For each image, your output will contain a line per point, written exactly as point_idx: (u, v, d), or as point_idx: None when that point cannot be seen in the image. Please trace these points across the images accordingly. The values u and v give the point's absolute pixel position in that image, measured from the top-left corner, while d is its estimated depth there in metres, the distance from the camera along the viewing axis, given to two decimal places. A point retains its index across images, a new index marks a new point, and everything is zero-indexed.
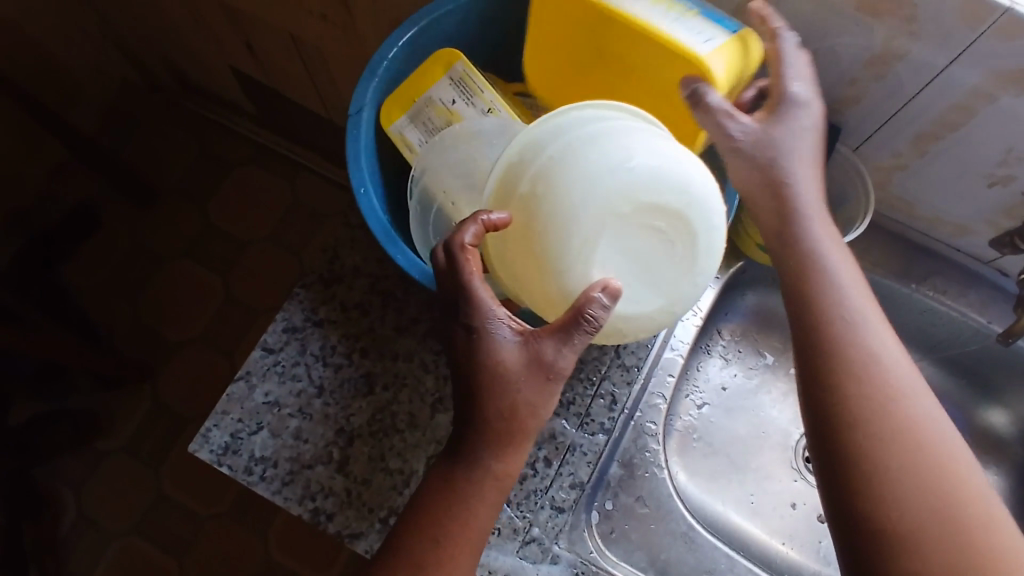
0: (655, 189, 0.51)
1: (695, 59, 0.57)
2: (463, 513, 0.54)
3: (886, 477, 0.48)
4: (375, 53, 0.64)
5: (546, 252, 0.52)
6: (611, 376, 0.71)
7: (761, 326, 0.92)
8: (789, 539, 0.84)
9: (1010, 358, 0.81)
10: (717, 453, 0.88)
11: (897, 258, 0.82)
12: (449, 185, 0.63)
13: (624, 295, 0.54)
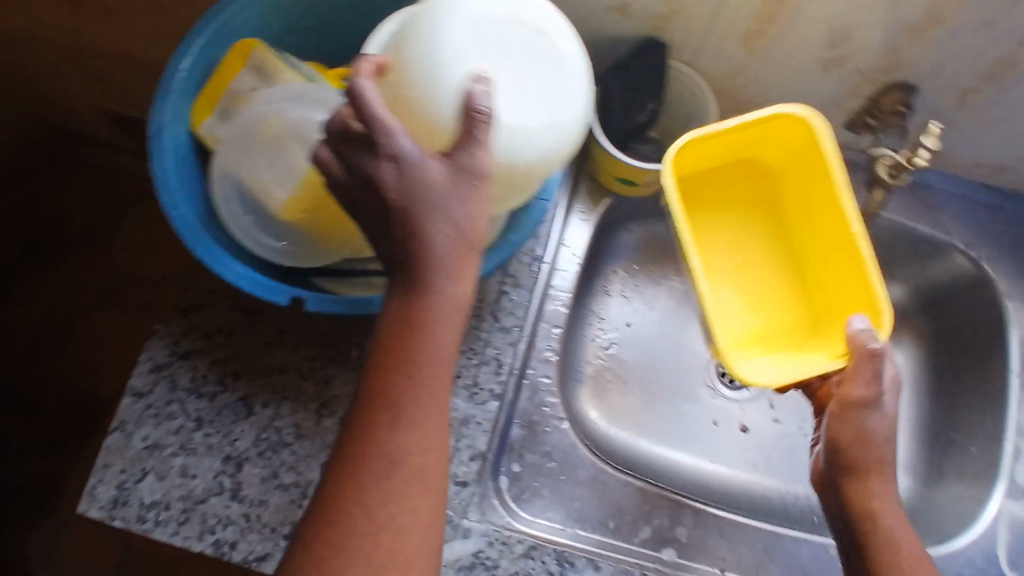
0: (524, 19, 0.51)
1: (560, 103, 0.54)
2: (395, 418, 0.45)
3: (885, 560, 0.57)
4: (173, 56, 0.61)
5: (431, 89, 0.49)
6: (492, 342, 0.70)
7: (653, 254, 0.91)
8: (715, 460, 0.86)
9: (891, 234, 0.81)
10: (633, 389, 0.88)
11: None
12: (257, 170, 0.60)
13: (525, 115, 0.50)
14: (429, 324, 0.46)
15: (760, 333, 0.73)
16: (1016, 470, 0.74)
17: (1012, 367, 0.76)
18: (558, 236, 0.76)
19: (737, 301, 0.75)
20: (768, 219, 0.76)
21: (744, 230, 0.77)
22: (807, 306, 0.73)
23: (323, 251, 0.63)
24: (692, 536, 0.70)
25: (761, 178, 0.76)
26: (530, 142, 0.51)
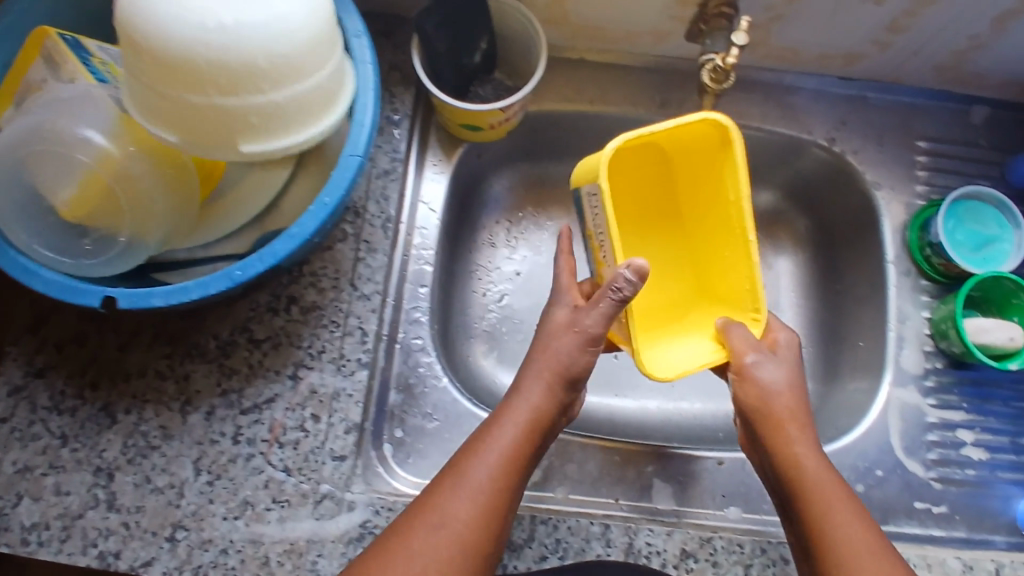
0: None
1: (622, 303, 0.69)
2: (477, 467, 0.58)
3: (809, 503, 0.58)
4: None
5: (157, 43, 0.48)
6: (354, 311, 0.68)
7: (533, 198, 0.88)
8: (620, 397, 0.82)
9: (755, 141, 0.80)
10: (530, 337, 0.84)
11: (619, 85, 0.78)
12: (36, 166, 0.56)
13: (253, 73, 0.49)
14: (487, 458, 0.59)
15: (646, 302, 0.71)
16: (902, 357, 0.72)
17: (887, 254, 0.75)
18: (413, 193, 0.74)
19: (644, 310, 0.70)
20: (668, 229, 0.73)
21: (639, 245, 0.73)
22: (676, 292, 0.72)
23: (120, 253, 0.59)
24: (583, 473, 0.69)
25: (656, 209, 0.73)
26: (261, 103, 0.51)
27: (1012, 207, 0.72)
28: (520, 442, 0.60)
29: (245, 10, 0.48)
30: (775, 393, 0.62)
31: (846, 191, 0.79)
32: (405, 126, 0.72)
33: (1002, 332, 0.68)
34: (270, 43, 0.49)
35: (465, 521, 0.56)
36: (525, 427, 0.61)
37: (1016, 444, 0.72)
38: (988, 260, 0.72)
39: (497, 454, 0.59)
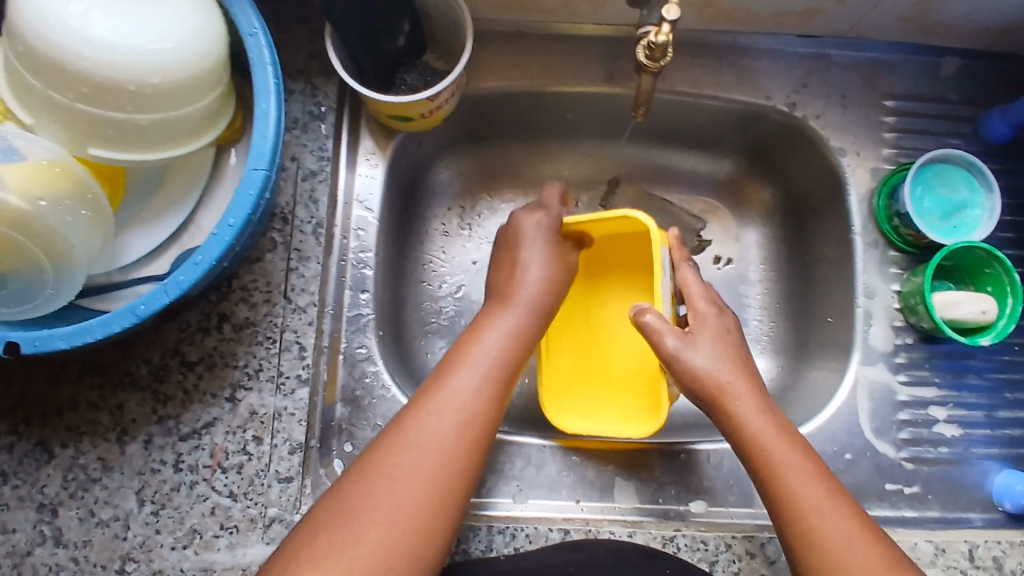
0: (156, 26, 0.50)
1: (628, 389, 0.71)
2: (428, 421, 0.54)
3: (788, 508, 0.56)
4: None
5: (60, 70, 0.49)
6: (290, 325, 0.65)
7: (486, 182, 0.84)
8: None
9: (711, 110, 0.75)
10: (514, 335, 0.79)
11: (562, 58, 0.73)
12: None
13: (156, 102, 0.52)
14: (452, 400, 0.55)
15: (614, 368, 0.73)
16: (870, 334, 0.69)
17: (852, 225, 0.71)
18: (346, 194, 0.70)
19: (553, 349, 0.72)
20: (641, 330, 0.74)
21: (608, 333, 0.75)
22: (624, 364, 0.73)
23: (34, 298, 0.54)
24: (542, 475, 0.66)
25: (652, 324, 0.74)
26: (165, 123, 0.54)
27: (984, 170, 0.67)
28: (494, 368, 0.58)
29: (148, 49, 0.50)
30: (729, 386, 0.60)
31: (816, 156, 0.74)
32: (330, 121, 0.68)
33: (970, 306, 0.65)
34: (142, 74, 0.50)
35: (467, 408, 0.55)
36: (497, 357, 0.59)
37: (990, 417, 0.69)
38: (958, 229, 0.68)
39: (480, 366, 0.57)
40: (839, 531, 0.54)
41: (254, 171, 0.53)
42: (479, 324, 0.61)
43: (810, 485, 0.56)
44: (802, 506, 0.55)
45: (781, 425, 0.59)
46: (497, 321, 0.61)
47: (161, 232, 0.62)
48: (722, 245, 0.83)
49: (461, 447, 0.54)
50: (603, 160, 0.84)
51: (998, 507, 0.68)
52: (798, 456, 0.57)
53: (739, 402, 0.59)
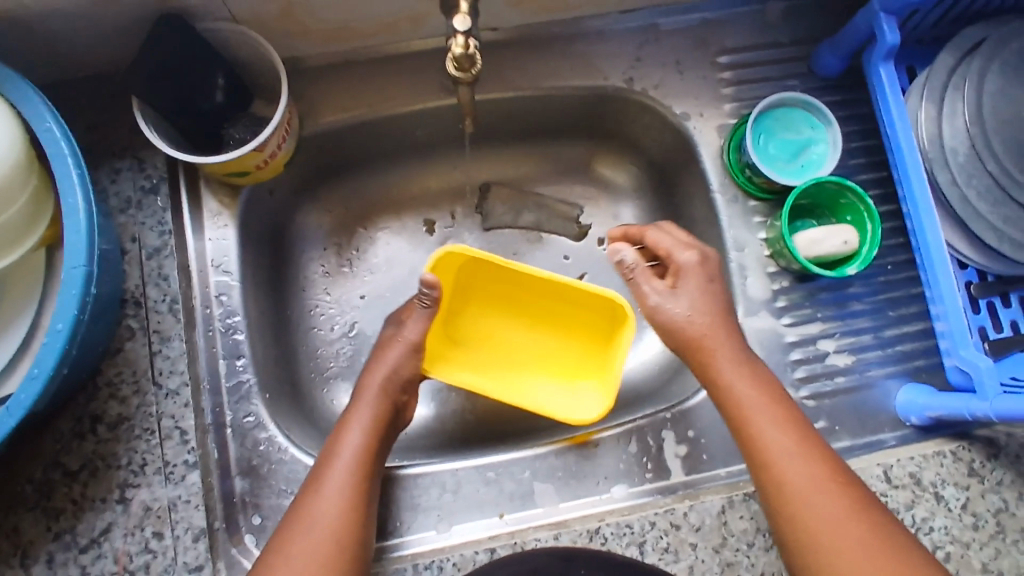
0: None
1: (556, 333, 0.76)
2: (304, 544, 0.53)
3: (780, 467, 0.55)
4: None
5: None
6: (166, 411, 0.62)
7: (356, 214, 0.82)
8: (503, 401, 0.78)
9: (555, 99, 0.75)
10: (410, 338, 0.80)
11: (398, 78, 0.72)
12: None
13: None
14: (324, 514, 0.54)
15: (507, 343, 0.76)
16: (748, 286, 0.70)
17: (711, 184, 0.73)
18: (199, 261, 0.66)
19: (527, 387, 0.70)
20: (523, 316, 0.76)
21: (505, 340, 0.76)
22: (510, 335, 0.76)
23: None
24: (460, 499, 0.65)
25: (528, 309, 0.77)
26: None
27: (818, 106, 0.69)
28: (371, 437, 0.59)
29: None
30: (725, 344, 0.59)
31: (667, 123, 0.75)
32: (165, 192, 0.65)
33: (830, 241, 0.67)
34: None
35: (338, 513, 0.54)
36: (376, 424, 0.60)
37: (880, 338, 0.72)
38: (807, 168, 0.69)
39: (360, 438, 0.58)
40: (807, 483, 0.54)
41: (76, 270, 0.51)
42: (361, 392, 0.61)
43: (795, 443, 0.56)
44: (775, 459, 0.55)
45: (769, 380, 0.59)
46: (360, 412, 0.60)
47: (7, 346, 0.59)
48: (603, 226, 0.84)
49: (339, 557, 0.53)
50: (468, 168, 0.84)
51: (906, 422, 0.70)
52: (771, 408, 0.57)
53: (734, 361, 0.59)
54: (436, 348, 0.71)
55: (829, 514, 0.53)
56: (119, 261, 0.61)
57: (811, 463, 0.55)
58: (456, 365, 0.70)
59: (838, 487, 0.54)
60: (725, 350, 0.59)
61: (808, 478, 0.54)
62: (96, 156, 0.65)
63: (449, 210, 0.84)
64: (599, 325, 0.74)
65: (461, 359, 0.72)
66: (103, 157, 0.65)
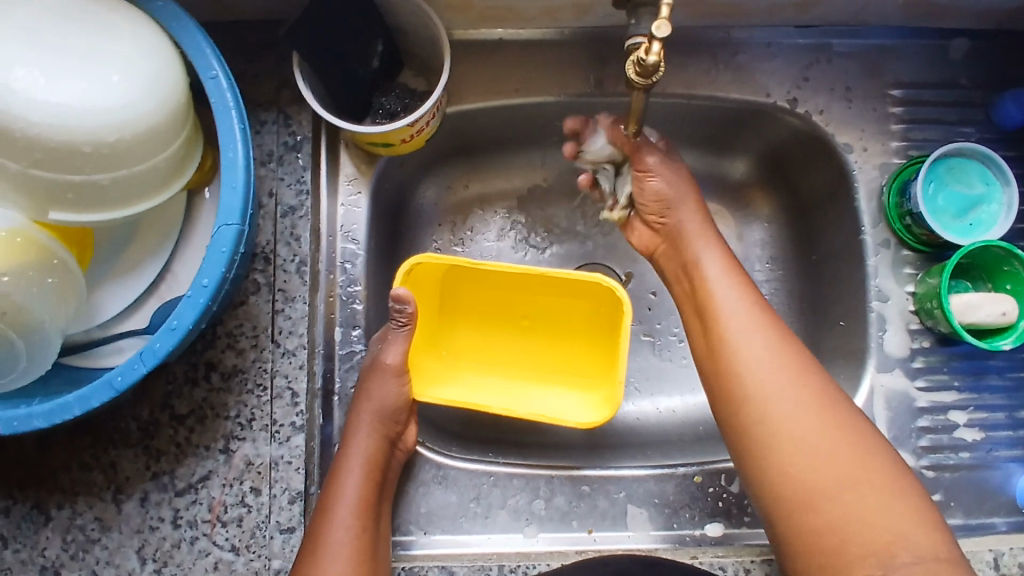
0: (112, 84, 0.46)
1: (552, 340, 0.75)
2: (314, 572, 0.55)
3: (782, 451, 0.52)
4: None
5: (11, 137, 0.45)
6: (280, 370, 0.62)
7: (475, 194, 0.80)
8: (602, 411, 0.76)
9: (705, 110, 0.72)
10: None
11: (547, 67, 0.69)
12: None
13: (117, 161, 0.49)
14: (334, 540, 0.56)
15: (495, 354, 0.75)
16: (884, 339, 0.66)
17: (863, 224, 0.68)
18: (329, 226, 0.65)
19: (521, 400, 0.69)
20: (517, 322, 0.75)
21: (496, 345, 0.75)
22: (499, 346, 0.75)
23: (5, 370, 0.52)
24: (550, 507, 0.64)
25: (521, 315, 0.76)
26: (130, 179, 0.51)
27: (998, 162, 0.64)
28: (366, 480, 0.59)
29: (104, 108, 0.46)
30: (759, 342, 0.55)
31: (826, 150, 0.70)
32: (306, 151, 0.64)
33: (989, 310, 0.62)
34: (99, 132, 0.46)
35: (349, 540, 0.56)
36: (369, 466, 0.60)
37: (1012, 418, 0.67)
38: (974, 227, 0.64)
39: (351, 476, 0.59)
40: (845, 468, 0.50)
41: (227, 226, 0.50)
42: (356, 422, 0.61)
43: (797, 422, 0.52)
44: (804, 446, 0.51)
45: (803, 380, 0.54)
46: (360, 436, 0.61)
47: (139, 284, 0.59)
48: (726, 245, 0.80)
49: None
50: None
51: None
52: (818, 421, 0.52)
53: (766, 374, 0.54)
54: (421, 361, 0.71)
55: (889, 521, 0.48)
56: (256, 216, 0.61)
57: (810, 453, 0.51)
58: (432, 380, 0.70)
59: (860, 493, 0.49)
60: (760, 363, 0.55)
61: (827, 485, 0.50)
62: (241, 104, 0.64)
63: (568, 204, 0.81)
64: (604, 330, 0.73)
65: (437, 375, 0.72)
66: (249, 107, 0.64)
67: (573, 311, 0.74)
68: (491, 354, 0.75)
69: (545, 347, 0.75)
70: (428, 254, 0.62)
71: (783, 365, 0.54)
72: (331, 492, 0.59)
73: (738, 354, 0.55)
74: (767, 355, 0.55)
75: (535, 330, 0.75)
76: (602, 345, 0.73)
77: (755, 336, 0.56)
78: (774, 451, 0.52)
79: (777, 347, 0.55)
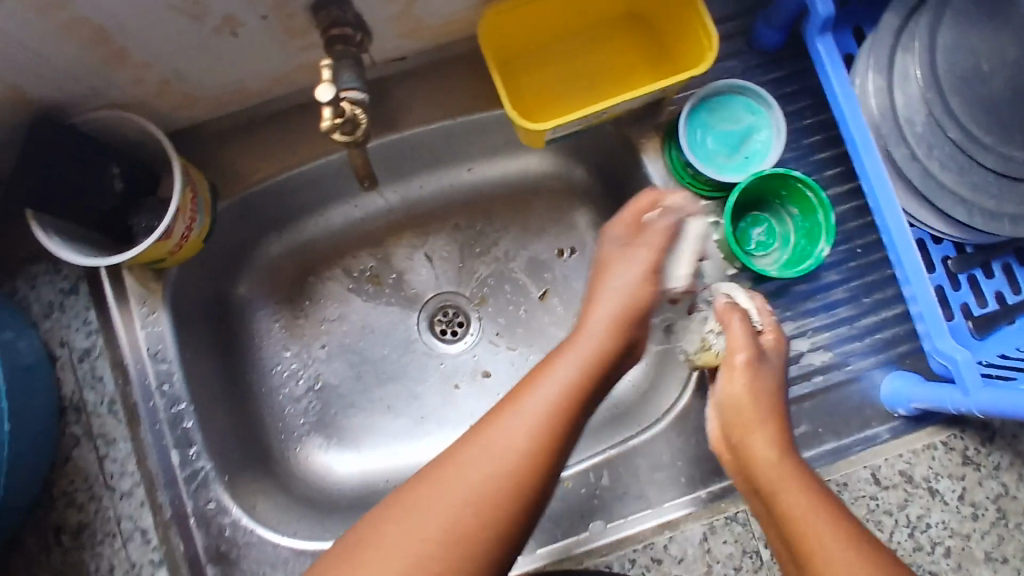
0: None
1: (635, 74, 0.67)
2: (448, 466, 0.49)
3: (787, 512, 0.50)
4: None
5: None
6: (123, 513, 0.61)
7: (302, 265, 0.79)
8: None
9: (480, 123, 0.72)
10: (369, 382, 0.79)
11: (313, 128, 0.69)
12: None
13: None
14: (545, 397, 0.52)
15: (596, 95, 0.67)
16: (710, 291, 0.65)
17: (656, 190, 0.68)
18: (134, 354, 0.64)
19: (627, 99, 0.62)
20: (586, 73, 0.67)
21: (582, 94, 0.67)
22: (587, 89, 0.67)
23: None
24: None
25: (587, 71, 0.67)
26: None
27: (755, 91, 0.63)
28: (606, 352, 0.55)
29: None
30: (763, 401, 0.56)
31: (614, 116, 0.66)
32: (84, 291, 0.63)
33: (658, 221, 0.62)
34: None
35: (561, 394, 0.52)
36: (615, 322, 0.58)
37: (856, 329, 0.67)
38: (750, 159, 0.64)
39: (557, 388, 0.52)
40: (826, 531, 0.48)
41: None
42: (592, 297, 0.59)
43: (803, 492, 0.51)
44: (804, 540, 0.49)
45: (791, 447, 0.55)
46: (607, 288, 0.60)
47: None
48: (564, 236, 0.81)
49: (529, 462, 0.49)
50: (412, 200, 0.81)
51: (894, 413, 0.66)
52: (809, 487, 0.52)
53: (773, 451, 0.54)
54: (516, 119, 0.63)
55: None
56: (48, 372, 0.60)
57: (810, 508, 0.50)
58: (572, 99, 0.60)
59: (842, 543, 0.48)
60: (766, 427, 0.55)
61: (813, 532, 0.48)
62: (9, 266, 0.63)
63: (397, 246, 0.82)
64: (648, 50, 0.67)
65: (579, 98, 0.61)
66: (18, 266, 0.63)
67: (604, 55, 0.68)
68: (604, 99, 0.66)
69: (633, 76, 0.67)
70: (493, 8, 0.60)
71: (806, 488, 0.51)
72: (433, 474, 0.49)
73: (758, 462, 0.54)
74: (777, 456, 0.54)
75: (612, 71, 0.67)
76: (655, 78, 0.67)
77: (772, 447, 0.54)
78: (777, 504, 0.51)
79: (802, 475, 0.52)
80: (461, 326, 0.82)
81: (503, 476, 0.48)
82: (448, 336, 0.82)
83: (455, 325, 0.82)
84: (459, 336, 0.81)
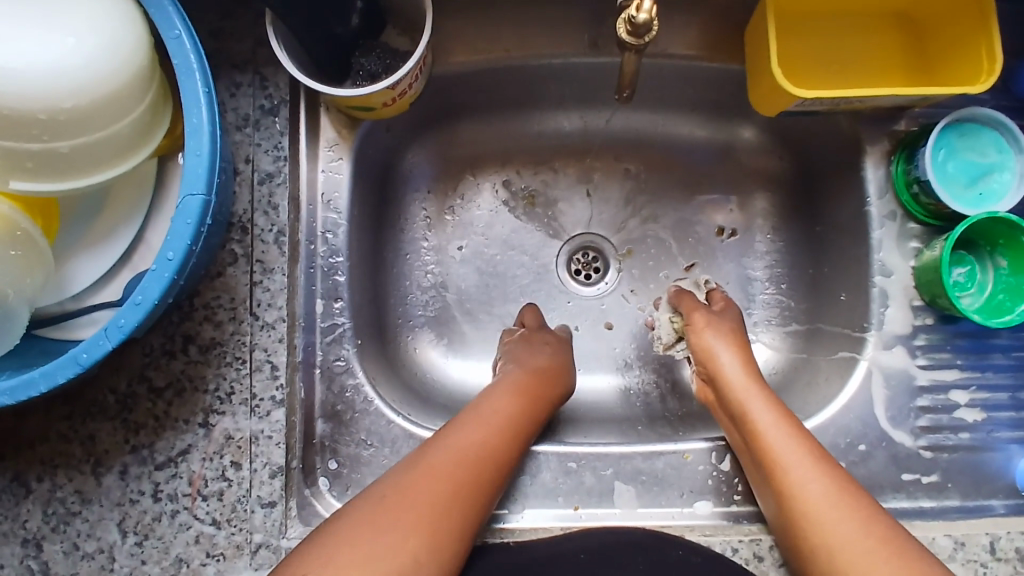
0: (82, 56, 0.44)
1: (892, 68, 0.64)
2: (419, 474, 0.52)
3: (828, 537, 0.52)
4: None
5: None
6: (260, 343, 0.60)
7: (466, 161, 0.77)
8: (588, 385, 0.75)
9: (707, 73, 0.69)
10: (495, 296, 0.77)
11: (545, 25, 0.66)
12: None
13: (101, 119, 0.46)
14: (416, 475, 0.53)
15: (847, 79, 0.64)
16: (886, 316, 0.65)
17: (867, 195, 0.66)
18: (309, 195, 0.64)
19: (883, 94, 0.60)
20: (842, 54, 0.64)
21: (832, 74, 0.64)
22: (839, 70, 0.64)
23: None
24: (535, 484, 0.63)
25: (844, 51, 0.64)
26: (100, 145, 0.48)
27: (1013, 129, 0.61)
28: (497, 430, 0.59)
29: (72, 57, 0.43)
30: (782, 442, 0.57)
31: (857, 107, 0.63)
32: (284, 115, 0.61)
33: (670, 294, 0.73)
34: (57, 96, 0.44)
35: (445, 467, 0.53)
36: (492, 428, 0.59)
37: (1021, 399, 0.64)
38: (984, 197, 0.62)
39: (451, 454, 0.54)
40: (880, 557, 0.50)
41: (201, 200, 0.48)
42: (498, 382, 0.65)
43: (843, 514, 0.53)
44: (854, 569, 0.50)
45: (827, 465, 0.56)
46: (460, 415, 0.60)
47: (110, 258, 0.56)
48: (730, 215, 0.78)
49: (460, 496, 0.52)
50: (594, 131, 0.78)
51: (1021, 493, 0.63)
52: (849, 508, 0.53)
53: (806, 471, 0.56)
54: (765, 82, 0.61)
55: None
56: (232, 181, 0.58)
57: (853, 538, 0.52)
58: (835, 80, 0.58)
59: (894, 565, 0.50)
60: (794, 456, 0.57)
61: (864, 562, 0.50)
62: (217, 64, 0.61)
63: (561, 172, 0.79)
64: (915, 47, 0.64)
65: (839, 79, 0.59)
66: (224, 68, 0.60)
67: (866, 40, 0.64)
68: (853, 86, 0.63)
69: (889, 70, 0.64)
70: None
71: (851, 514, 0.53)
72: (387, 493, 0.51)
73: (783, 470, 0.56)
74: (811, 475, 0.55)
75: (869, 59, 0.64)
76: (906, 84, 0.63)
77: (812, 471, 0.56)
78: (818, 529, 0.53)
79: (843, 496, 0.54)
80: (598, 271, 0.79)
81: (446, 495, 0.51)
82: (586, 279, 0.79)
83: (593, 269, 0.79)
84: (597, 281, 0.79)
